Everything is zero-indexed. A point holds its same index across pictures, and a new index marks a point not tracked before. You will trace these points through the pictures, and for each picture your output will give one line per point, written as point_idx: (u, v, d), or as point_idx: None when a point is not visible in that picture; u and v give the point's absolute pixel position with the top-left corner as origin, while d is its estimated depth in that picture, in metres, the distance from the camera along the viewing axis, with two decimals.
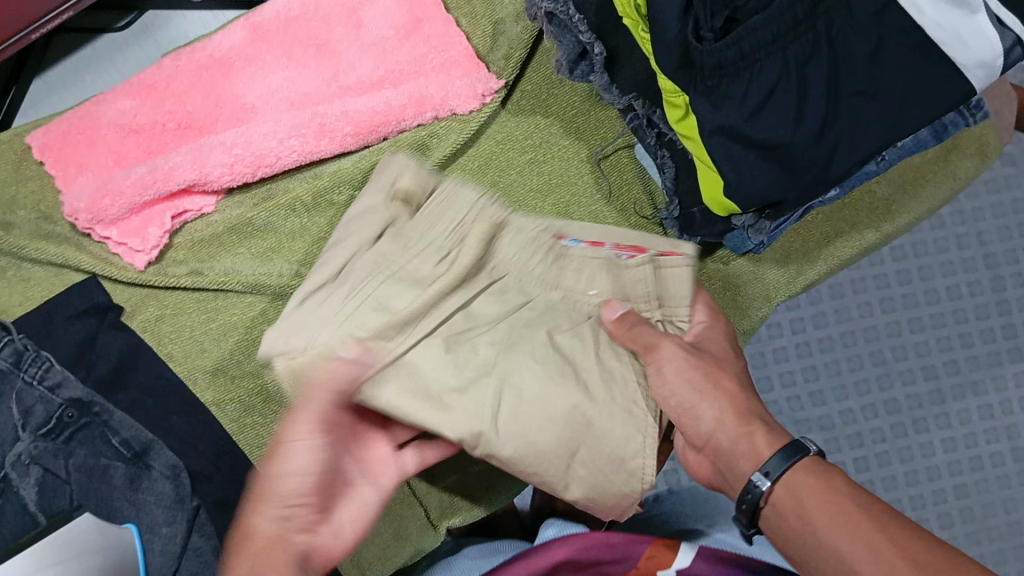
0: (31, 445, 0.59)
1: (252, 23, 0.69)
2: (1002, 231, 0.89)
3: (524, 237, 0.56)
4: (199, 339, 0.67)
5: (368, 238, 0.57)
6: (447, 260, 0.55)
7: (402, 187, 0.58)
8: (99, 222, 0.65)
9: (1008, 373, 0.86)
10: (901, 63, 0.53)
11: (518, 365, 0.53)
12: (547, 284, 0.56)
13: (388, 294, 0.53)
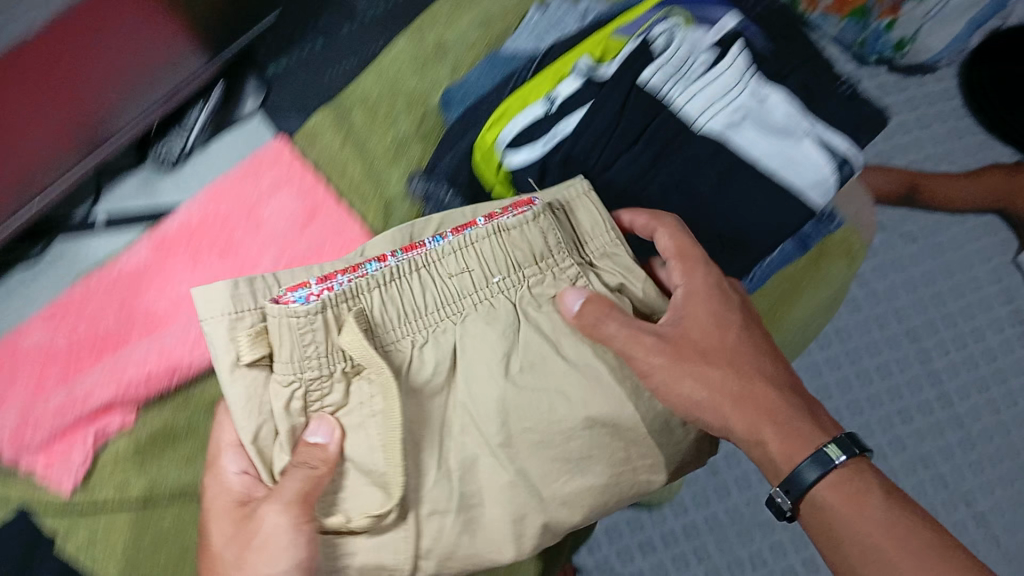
0: None
1: (157, 237, 0.72)
2: (918, 306, 1.05)
3: (394, 294, 0.53)
4: (133, 553, 0.67)
5: (258, 397, 0.51)
6: (332, 384, 0.52)
7: (247, 354, 0.50)
8: (24, 451, 0.67)
9: (953, 441, 0.99)
10: (746, 189, 0.61)
11: (482, 402, 0.54)
12: (457, 309, 0.55)
13: (371, 427, 0.52)
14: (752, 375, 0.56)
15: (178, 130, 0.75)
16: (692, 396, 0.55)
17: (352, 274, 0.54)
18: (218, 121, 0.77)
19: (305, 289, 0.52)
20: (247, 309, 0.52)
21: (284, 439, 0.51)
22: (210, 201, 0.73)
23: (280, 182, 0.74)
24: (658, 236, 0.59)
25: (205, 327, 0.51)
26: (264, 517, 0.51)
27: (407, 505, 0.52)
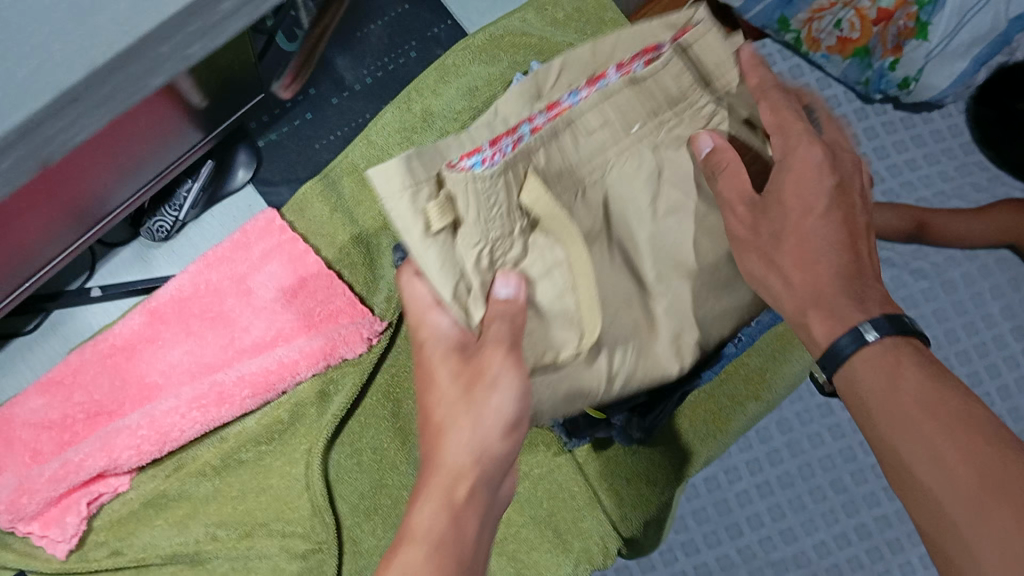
0: None
1: (148, 308, 0.74)
2: (936, 339, 1.03)
3: (570, 140, 0.49)
4: None
5: (456, 262, 0.46)
6: (513, 242, 0.48)
7: (433, 213, 0.44)
8: (19, 519, 0.67)
9: None
10: None
11: (631, 244, 0.54)
12: (599, 163, 0.50)
13: (543, 282, 0.49)
14: (818, 248, 0.51)
15: (170, 204, 0.77)
16: (755, 271, 0.53)
17: (511, 137, 0.48)
18: (211, 194, 0.80)
19: (463, 159, 0.46)
20: (410, 171, 0.44)
21: (468, 289, 0.47)
22: (201, 271, 0.75)
23: (270, 252, 0.76)
24: (765, 97, 0.53)
25: (381, 192, 0.44)
26: (439, 368, 0.49)
27: (604, 341, 0.52)
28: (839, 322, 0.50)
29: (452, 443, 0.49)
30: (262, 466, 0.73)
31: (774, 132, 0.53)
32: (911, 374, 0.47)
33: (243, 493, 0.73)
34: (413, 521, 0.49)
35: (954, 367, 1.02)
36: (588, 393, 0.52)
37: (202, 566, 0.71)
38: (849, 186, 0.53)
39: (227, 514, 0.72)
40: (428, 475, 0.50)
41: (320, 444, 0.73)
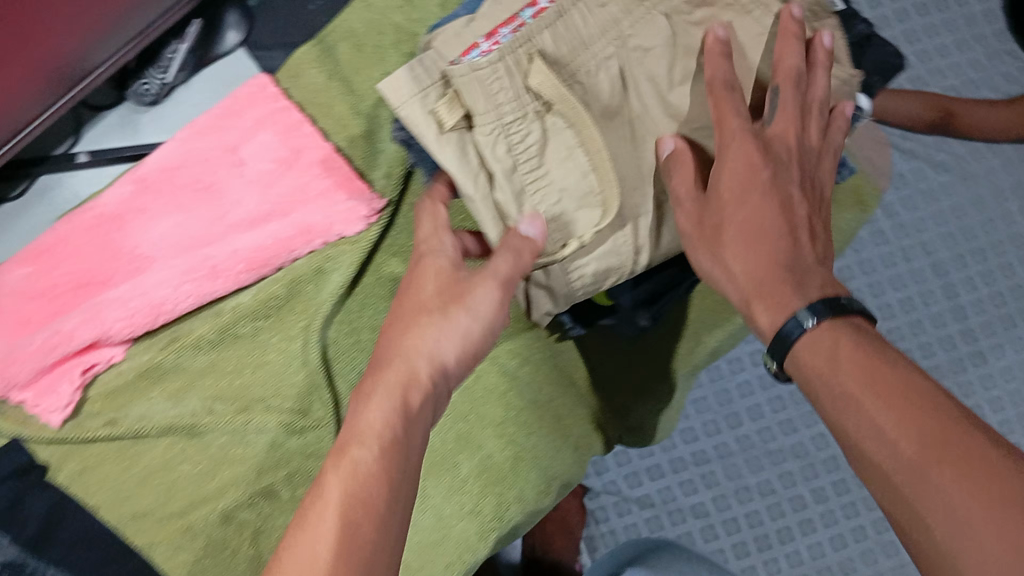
0: None
1: (137, 176, 0.71)
2: (946, 239, 1.03)
3: (580, 15, 0.57)
4: (122, 484, 0.69)
5: (484, 154, 0.56)
6: (530, 124, 0.56)
7: (447, 111, 0.55)
8: (13, 387, 0.68)
9: (972, 376, 1.00)
10: None
11: (640, 116, 0.60)
12: (612, 38, 0.58)
13: (569, 161, 0.58)
14: (753, 238, 0.57)
15: (154, 70, 0.74)
16: (705, 266, 0.59)
17: (512, 26, 0.56)
18: (198, 57, 0.77)
19: (473, 48, 0.55)
20: (417, 74, 0.54)
21: (495, 176, 0.57)
22: (190, 141, 0.72)
23: (262, 122, 0.72)
24: (713, 90, 0.57)
25: (393, 94, 0.54)
26: (430, 278, 0.57)
27: (626, 209, 0.61)
28: (785, 306, 0.54)
29: (415, 338, 0.54)
30: (257, 341, 0.71)
31: (717, 125, 0.58)
32: (848, 352, 0.50)
33: (237, 368, 0.71)
34: (363, 417, 0.52)
35: (965, 267, 1.02)
36: (627, 267, 0.63)
37: (197, 437, 0.71)
38: (789, 175, 0.59)
39: (224, 389, 0.71)
40: (387, 370, 0.54)
41: (318, 321, 0.71)
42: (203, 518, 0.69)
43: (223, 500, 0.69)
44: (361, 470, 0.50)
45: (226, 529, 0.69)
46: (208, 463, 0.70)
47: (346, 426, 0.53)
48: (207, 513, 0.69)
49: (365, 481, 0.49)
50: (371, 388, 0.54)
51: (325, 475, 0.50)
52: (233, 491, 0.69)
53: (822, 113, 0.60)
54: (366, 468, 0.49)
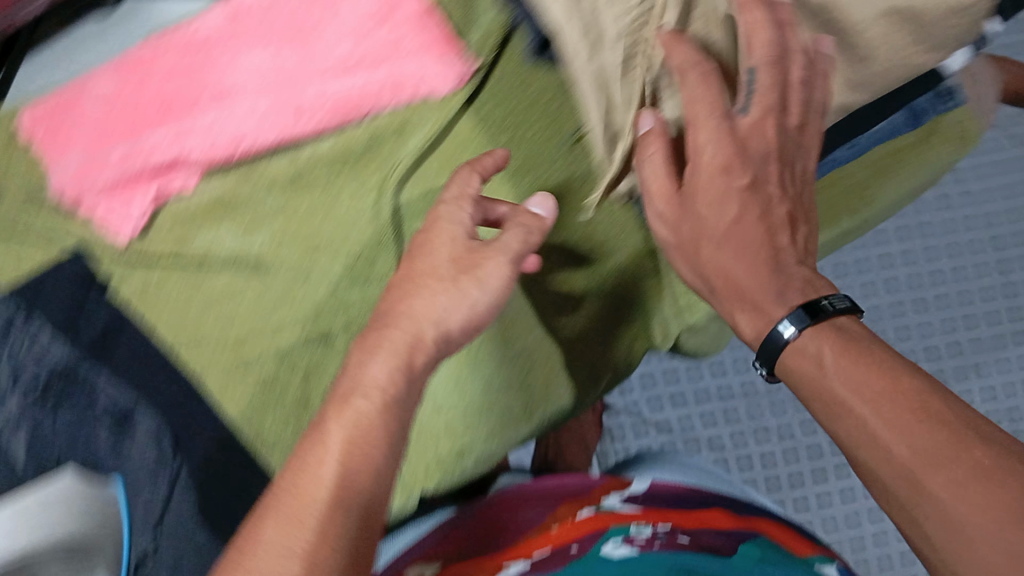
0: (27, 410, 0.68)
1: (233, 7, 0.71)
2: (1010, 214, 1.01)
3: None
4: (182, 307, 0.69)
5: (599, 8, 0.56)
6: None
7: None
8: (88, 194, 0.69)
9: (1011, 355, 0.97)
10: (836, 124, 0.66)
11: None
12: None
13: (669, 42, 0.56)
14: (731, 255, 0.55)
15: None
16: (687, 272, 0.58)
17: None
18: None
19: None
20: None
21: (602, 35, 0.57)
22: None
23: None
24: (685, 82, 0.53)
25: None
26: (444, 242, 0.58)
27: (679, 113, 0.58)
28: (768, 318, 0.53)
29: (411, 305, 0.56)
30: (330, 189, 0.71)
31: (689, 123, 0.54)
32: (831, 359, 0.49)
33: (307, 213, 0.70)
34: (365, 371, 0.53)
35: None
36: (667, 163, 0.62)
37: (261, 274, 0.70)
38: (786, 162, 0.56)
39: (293, 231, 0.70)
40: (389, 330, 0.55)
41: (395, 176, 0.70)
42: (260, 355, 0.68)
43: (279, 337, 0.69)
44: (365, 419, 0.51)
45: (277, 366, 0.68)
46: (269, 302, 0.70)
47: (342, 383, 0.53)
48: (261, 347, 0.69)
49: (367, 430, 0.50)
50: (377, 341, 0.55)
51: (326, 422, 0.51)
52: (290, 330, 0.69)
53: (803, 89, 0.54)
54: (368, 418, 0.51)
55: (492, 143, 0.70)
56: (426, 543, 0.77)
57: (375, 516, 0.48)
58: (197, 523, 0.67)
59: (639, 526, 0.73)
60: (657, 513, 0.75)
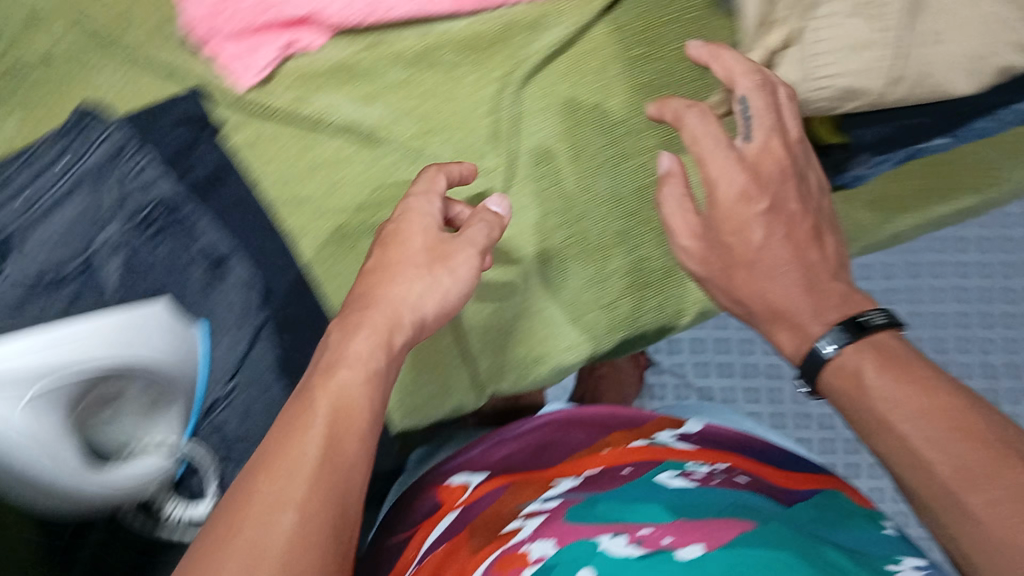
0: (120, 233, 0.66)
1: None
2: None
3: None
4: (291, 165, 0.70)
5: None
6: None
7: None
8: (216, 35, 0.68)
9: None
10: (982, 102, 0.65)
11: None
12: None
13: None
14: (768, 277, 0.57)
15: None
16: (729, 302, 0.60)
17: None
18: None
19: None
20: None
21: None
22: None
23: None
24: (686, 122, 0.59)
25: None
26: (418, 233, 0.61)
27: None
28: (808, 335, 0.53)
29: (393, 292, 0.58)
30: (455, 72, 0.70)
31: (699, 162, 0.59)
32: (872, 378, 0.48)
33: (428, 94, 0.70)
34: (348, 347, 0.55)
35: None
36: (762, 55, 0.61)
37: (373, 147, 0.70)
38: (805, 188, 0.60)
39: (411, 111, 0.69)
40: (371, 313, 0.57)
41: (523, 71, 0.68)
42: (359, 223, 0.70)
43: (382, 213, 0.70)
44: (347, 391, 0.51)
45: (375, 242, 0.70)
46: (376, 176, 0.70)
47: (325, 359, 0.54)
48: (360, 223, 0.70)
49: (347, 400, 0.51)
50: (357, 322, 0.57)
51: (311, 388, 0.52)
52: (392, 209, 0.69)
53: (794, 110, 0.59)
54: (351, 391, 0.51)
55: (626, 54, 0.69)
56: (477, 453, 0.81)
57: (357, 471, 0.49)
58: (274, 377, 0.67)
59: (694, 465, 0.72)
60: (710, 455, 0.74)
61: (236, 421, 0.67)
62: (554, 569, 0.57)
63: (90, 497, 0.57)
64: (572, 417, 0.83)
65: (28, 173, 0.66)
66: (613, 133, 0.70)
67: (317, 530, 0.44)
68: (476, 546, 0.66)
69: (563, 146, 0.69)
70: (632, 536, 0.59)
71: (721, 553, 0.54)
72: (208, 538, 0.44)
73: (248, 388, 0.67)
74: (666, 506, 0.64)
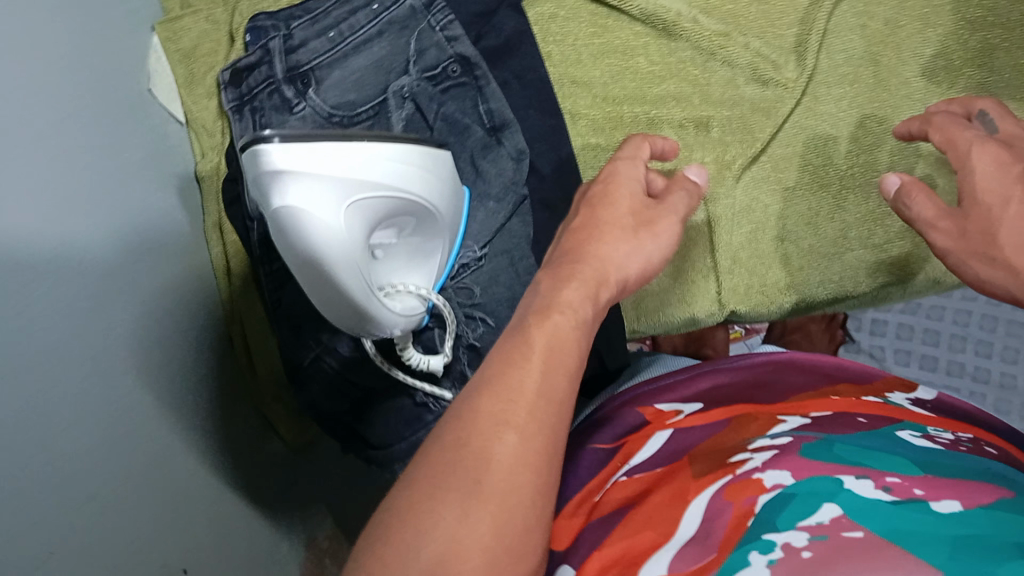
0: (414, 82, 0.67)
1: None
2: None
3: None
4: (581, 48, 0.71)
5: None
6: None
7: None
8: None
9: None
10: None
11: None
12: None
13: None
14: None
15: None
16: (981, 274, 0.54)
17: None
18: None
19: None
20: None
21: None
22: None
23: None
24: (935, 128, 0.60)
25: None
26: (625, 191, 0.54)
27: None
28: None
29: (598, 249, 0.51)
30: None
31: (949, 142, 0.59)
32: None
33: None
34: (557, 294, 0.48)
35: None
36: None
37: (668, 39, 0.70)
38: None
39: (717, 10, 0.69)
40: (579, 267, 0.50)
41: None
42: (635, 116, 0.70)
43: (661, 109, 0.70)
44: (562, 331, 0.46)
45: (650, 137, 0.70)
46: (665, 69, 0.70)
47: (533, 303, 0.48)
48: (637, 116, 0.70)
49: (563, 340, 0.45)
50: (566, 274, 0.49)
51: (526, 326, 0.46)
52: (672, 107, 0.70)
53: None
54: (566, 330, 0.46)
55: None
56: (683, 380, 0.72)
57: (569, 404, 0.44)
58: (526, 252, 0.70)
59: (935, 429, 0.60)
60: (955, 424, 0.62)
61: (481, 287, 0.70)
62: (792, 499, 0.48)
63: (356, 317, 0.54)
64: (797, 361, 0.72)
65: (343, 9, 0.66)
66: (925, 68, 0.68)
67: (538, 453, 0.41)
68: (684, 475, 0.57)
69: (866, 73, 0.68)
70: (879, 481, 0.48)
71: (986, 513, 0.44)
72: (427, 454, 0.41)
73: (497, 258, 0.70)
74: (910, 459, 0.53)
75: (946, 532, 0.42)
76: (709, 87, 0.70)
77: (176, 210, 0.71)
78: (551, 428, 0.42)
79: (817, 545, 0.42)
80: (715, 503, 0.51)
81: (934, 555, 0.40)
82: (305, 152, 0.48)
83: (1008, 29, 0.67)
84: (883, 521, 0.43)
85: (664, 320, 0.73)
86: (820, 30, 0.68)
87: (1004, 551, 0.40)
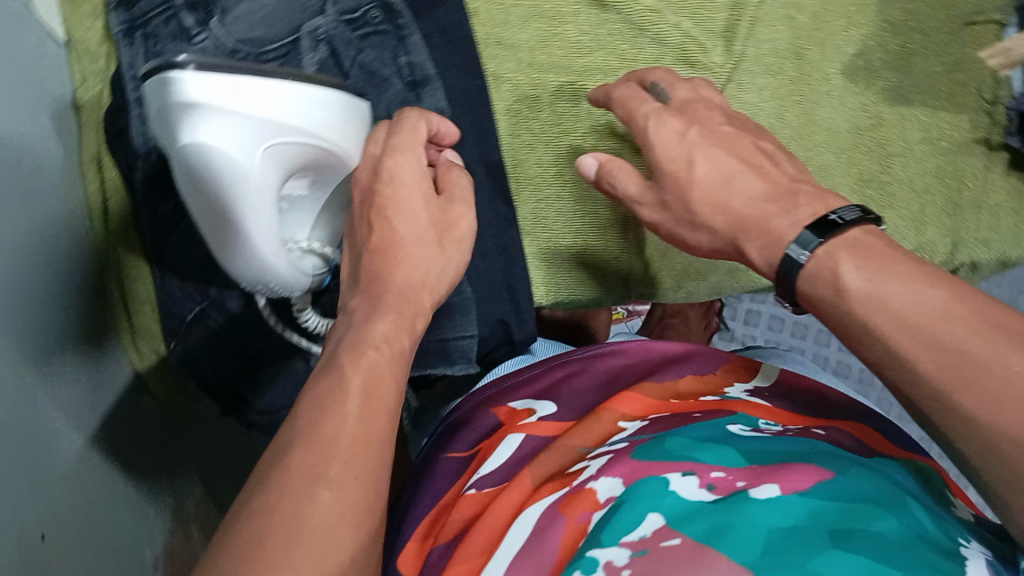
0: (331, 24, 0.63)
1: None
2: None
3: None
4: (507, 11, 0.68)
5: None
6: None
7: None
8: None
9: None
10: None
11: None
12: None
13: None
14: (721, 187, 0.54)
15: None
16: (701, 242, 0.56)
17: None
18: None
19: None
20: None
21: None
22: None
23: None
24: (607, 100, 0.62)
25: None
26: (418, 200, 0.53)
27: None
28: (778, 241, 0.50)
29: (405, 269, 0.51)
30: None
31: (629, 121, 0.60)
32: (850, 275, 0.45)
33: None
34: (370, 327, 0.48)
35: None
36: None
37: (601, 6, 0.67)
38: (748, 128, 0.59)
39: None
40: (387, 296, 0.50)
41: None
42: (560, 85, 0.68)
43: (586, 81, 0.68)
44: (379, 369, 0.46)
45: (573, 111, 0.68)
46: (594, 40, 0.67)
47: (347, 336, 0.48)
48: (562, 85, 0.68)
49: (380, 378, 0.45)
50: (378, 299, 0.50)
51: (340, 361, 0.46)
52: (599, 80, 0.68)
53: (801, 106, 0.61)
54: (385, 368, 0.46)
55: None
56: (537, 374, 0.68)
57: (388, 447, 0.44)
58: None
59: (767, 422, 0.58)
60: (789, 415, 0.59)
61: None
62: (620, 508, 0.46)
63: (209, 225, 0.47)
64: (647, 347, 0.70)
65: None
66: (846, 65, 0.69)
67: (355, 504, 0.41)
68: (522, 484, 0.55)
69: (789, 64, 0.68)
70: (704, 477, 0.47)
71: (801, 501, 0.43)
72: (233, 546, 0.38)
73: None
74: (742, 448, 0.51)
75: (757, 526, 0.42)
76: (640, 61, 0.68)
77: (49, 138, 0.64)
78: (364, 486, 0.42)
79: (638, 562, 0.41)
80: (548, 515, 0.49)
81: (742, 553, 0.40)
82: (228, 87, 0.43)
83: (924, 35, 0.69)
84: (698, 524, 0.43)
85: (573, 296, 0.72)
86: (749, 17, 0.67)
87: (809, 547, 0.40)
